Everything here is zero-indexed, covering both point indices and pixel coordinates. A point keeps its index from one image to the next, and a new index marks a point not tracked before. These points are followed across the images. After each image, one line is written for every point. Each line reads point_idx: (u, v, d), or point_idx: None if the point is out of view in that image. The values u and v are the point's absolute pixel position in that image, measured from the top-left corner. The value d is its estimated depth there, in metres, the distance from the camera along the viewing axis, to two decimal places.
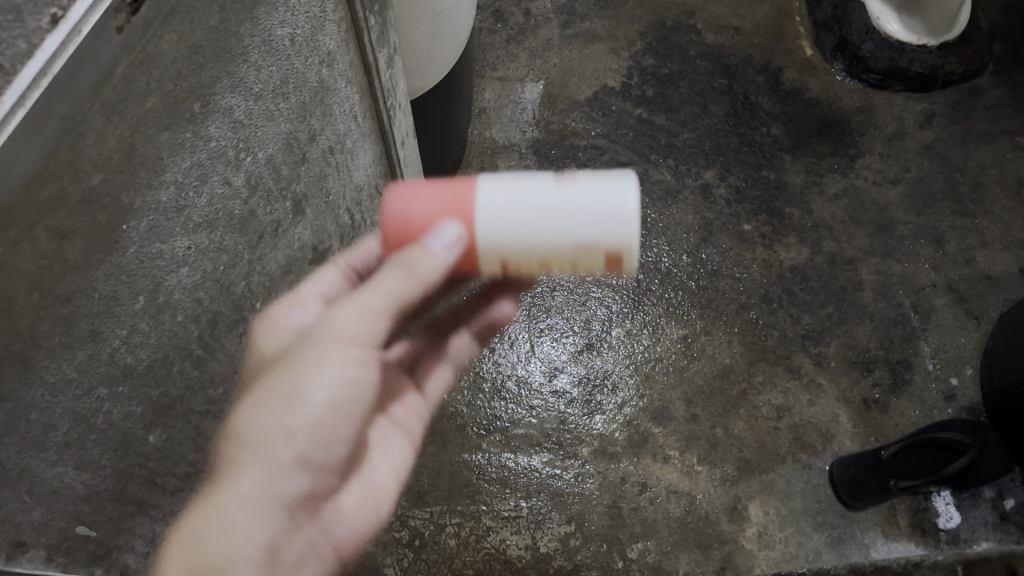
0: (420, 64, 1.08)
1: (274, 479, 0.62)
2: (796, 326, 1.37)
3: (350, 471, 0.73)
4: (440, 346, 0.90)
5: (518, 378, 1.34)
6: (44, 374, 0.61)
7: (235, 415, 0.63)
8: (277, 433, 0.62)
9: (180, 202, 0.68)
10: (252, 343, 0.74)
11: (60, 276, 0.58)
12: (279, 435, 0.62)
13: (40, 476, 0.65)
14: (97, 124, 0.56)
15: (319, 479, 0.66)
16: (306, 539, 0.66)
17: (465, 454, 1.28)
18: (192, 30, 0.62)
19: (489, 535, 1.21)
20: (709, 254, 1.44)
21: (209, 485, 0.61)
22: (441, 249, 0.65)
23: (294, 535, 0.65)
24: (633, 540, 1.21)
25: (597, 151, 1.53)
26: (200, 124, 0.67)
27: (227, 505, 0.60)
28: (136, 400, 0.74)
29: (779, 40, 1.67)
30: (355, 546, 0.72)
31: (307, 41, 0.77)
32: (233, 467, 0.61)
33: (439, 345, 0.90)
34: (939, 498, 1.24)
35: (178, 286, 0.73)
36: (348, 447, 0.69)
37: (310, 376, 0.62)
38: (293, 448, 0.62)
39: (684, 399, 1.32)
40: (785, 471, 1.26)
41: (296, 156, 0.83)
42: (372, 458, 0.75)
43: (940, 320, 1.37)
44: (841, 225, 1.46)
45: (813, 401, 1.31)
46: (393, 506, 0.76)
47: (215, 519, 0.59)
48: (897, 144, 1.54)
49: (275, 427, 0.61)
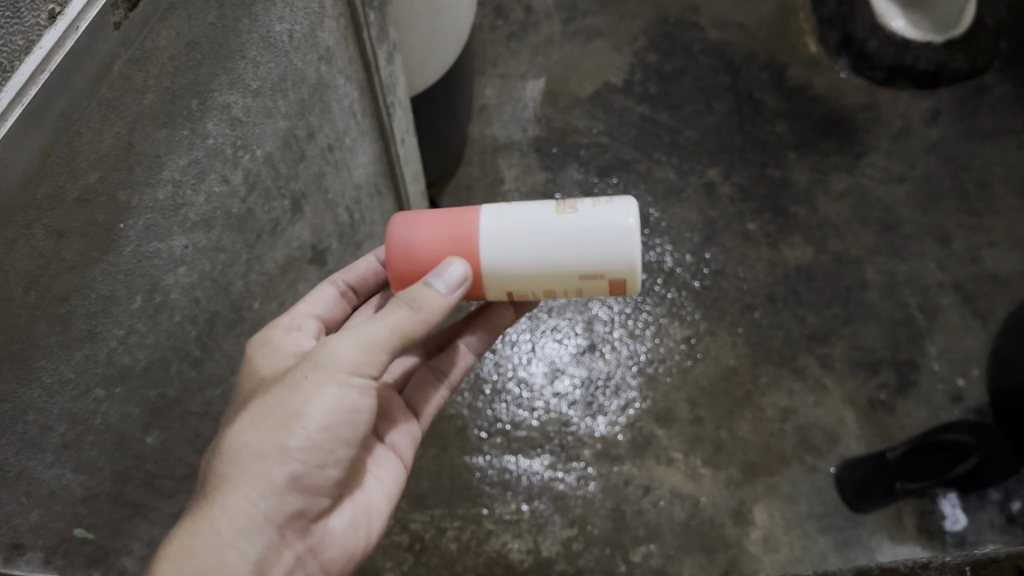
0: (421, 60, 1.07)
1: (265, 497, 0.61)
2: (801, 326, 1.36)
3: (342, 491, 0.70)
4: (442, 360, 0.86)
5: (520, 380, 1.33)
6: (41, 374, 0.60)
7: (233, 432, 0.63)
8: (270, 454, 0.61)
9: (177, 201, 0.67)
10: (248, 363, 0.71)
11: (57, 276, 0.57)
12: (271, 453, 0.61)
13: (37, 478, 0.64)
14: (94, 122, 0.55)
15: (311, 499, 0.64)
16: (293, 558, 0.64)
17: (467, 457, 1.26)
18: (190, 26, 0.61)
19: (490, 538, 1.20)
20: (713, 253, 1.43)
21: (204, 501, 0.62)
22: (445, 287, 0.65)
23: (281, 551, 0.63)
24: (637, 543, 1.19)
25: (599, 149, 1.51)
26: (197, 122, 0.66)
27: (221, 521, 0.60)
28: (134, 402, 0.73)
29: (784, 37, 1.65)
30: (345, 565, 0.69)
31: (305, 37, 0.76)
32: (226, 483, 0.61)
33: (440, 360, 0.86)
34: (946, 501, 1.22)
35: (175, 286, 0.72)
36: (340, 471, 0.65)
37: (306, 399, 0.61)
38: (285, 469, 0.61)
39: (688, 400, 1.30)
40: (791, 473, 1.25)
41: (294, 153, 0.82)
42: (366, 478, 0.73)
43: (947, 320, 1.36)
44: (846, 224, 1.45)
45: (819, 402, 1.30)
46: (384, 525, 0.73)
47: (209, 533, 0.60)
48: (903, 142, 1.52)
49: (269, 446, 0.61)
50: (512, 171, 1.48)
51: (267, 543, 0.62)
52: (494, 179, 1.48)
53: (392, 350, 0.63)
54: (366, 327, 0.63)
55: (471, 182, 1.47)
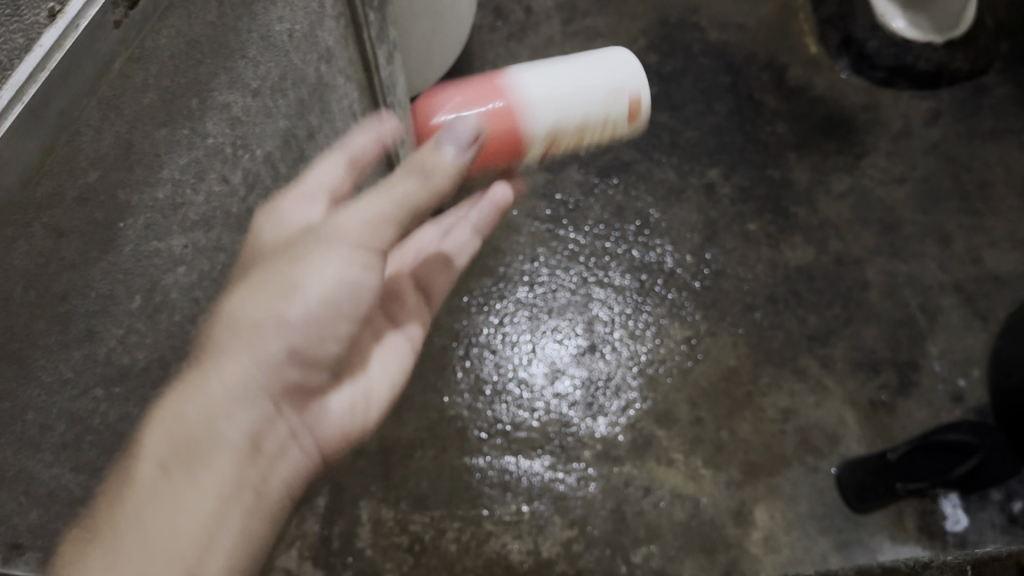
0: (421, 59, 1.06)
1: (259, 365, 0.58)
2: (801, 327, 1.36)
3: (341, 370, 0.67)
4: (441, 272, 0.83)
5: (520, 381, 1.32)
6: (40, 374, 0.60)
7: (231, 302, 0.60)
8: (268, 320, 0.59)
9: (177, 200, 0.67)
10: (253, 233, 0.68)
11: (57, 275, 0.57)
12: (269, 321, 0.59)
13: (36, 478, 0.64)
14: (94, 120, 0.55)
15: (309, 372, 0.62)
16: (289, 431, 0.61)
17: (466, 458, 1.26)
18: (190, 25, 0.61)
19: (490, 539, 1.20)
20: (713, 254, 1.42)
21: (196, 363, 0.59)
22: (457, 147, 0.64)
23: (275, 422, 0.60)
24: (637, 544, 1.19)
25: (599, 149, 1.51)
26: (197, 121, 0.65)
27: (214, 387, 0.57)
28: (132, 402, 0.73)
29: (784, 37, 1.65)
30: (339, 449, 0.66)
31: (305, 36, 0.75)
32: (221, 350, 0.58)
33: (442, 268, 0.83)
34: (946, 501, 1.22)
35: (175, 285, 0.71)
36: (339, 345, 0.63)
37: (308, 266, 0.60)
38: (284, 340, 0.59)
39: (688, 401, 1.30)
40: (792, 474, 1.24)
41: (294, 153, 0.82)
42: (364, 361, 0.70)
43: (948, 321, 1.36)
44: (846, 225, 1.44)
45: (820, 403, 1.29)
46: (381, 418, 0.70)
47: (200, 394, 0.56)
48: (903, 142, 1.52)
49: (268, 313, 0.59)
50: None
51: (263, 413, 0.59)
52: None
53: (400, 221, 0.62)
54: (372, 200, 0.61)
55: None
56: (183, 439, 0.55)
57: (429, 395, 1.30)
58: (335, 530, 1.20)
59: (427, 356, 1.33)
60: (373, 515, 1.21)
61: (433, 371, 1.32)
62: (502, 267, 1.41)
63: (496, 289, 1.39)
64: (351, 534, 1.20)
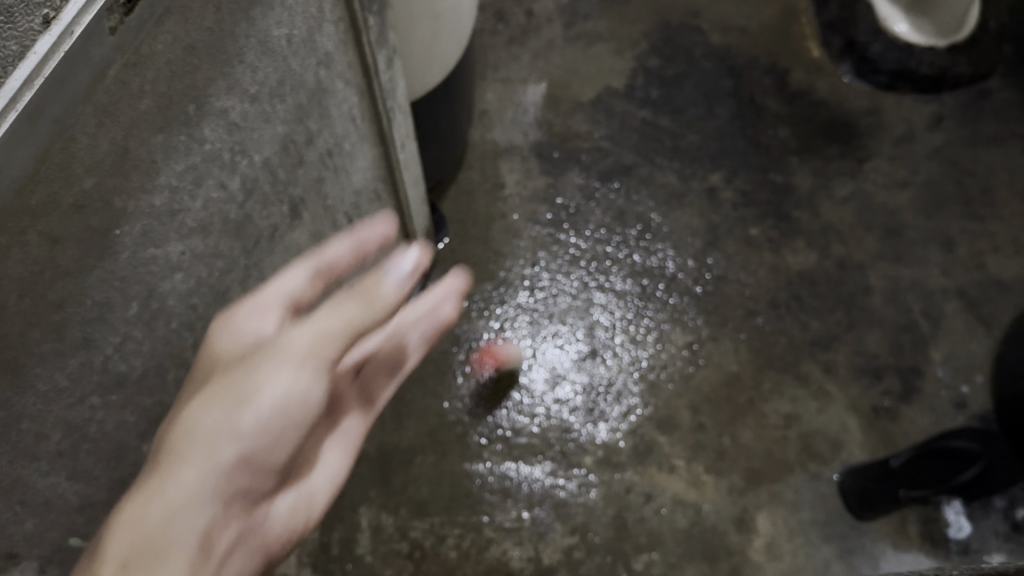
0: (421, 64, 1.06)
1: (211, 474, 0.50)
2: (804, 332, 1.35)
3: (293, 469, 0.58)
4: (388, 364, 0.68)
5: (520, 386, 1.31)
6: (35, 383, 0.59)
7: (186, 409, 0.53)
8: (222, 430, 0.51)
9: (174, 207, 0.66)
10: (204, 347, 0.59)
11: (52, 282, 0.56)
12: (223, 429, 0.51)
13: (31, 487, 0.64)
14: (89, 127, 0.54)
15: (263, 478, 0.54)
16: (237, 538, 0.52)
17: (467, 464, 1.25)
18: (187, 31, 0.60)
19: (491, 546, 1.19)
20: (715, 258, 1.42)
21: (140, 476, 0.50)
22: (397, 281, 0.60)
23: (224, 529, 0.51)
24: (638, 552, 1.19)
25: (600, 154, 1.51)
26: (195, 127, 0.65)
27: (158, 496, 0.49)
28: (129, 410, 0.72)
29: (786, 41, 1.64)
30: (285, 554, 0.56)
31: (304, 41, 0.75)
32: (172, 458, 0.51)
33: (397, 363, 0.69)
34: (950, 508, 1.21)
35: (172, 292, 0.71)
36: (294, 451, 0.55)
37: (263, 377, 0.52)
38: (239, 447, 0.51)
39: (690, 407, 1.29)
40: (794, 481, 1.24)
41: (293, 158, 0.81)
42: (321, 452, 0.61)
43: (951, 326, 1.35)
44: (849, 229, 1.44)
45: (822, 409, 1.29)
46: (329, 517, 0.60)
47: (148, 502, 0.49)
48: (906, 146, 1.51)
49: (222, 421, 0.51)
50: (513, 176, 1.48)
51: (212, 521, 0.50)
52: (495, 184, 1.47)
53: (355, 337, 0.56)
54: (331, 312, 0.56)
55: (472, 187, 1.47)
56: (137, 546, 0.47)
57: (430, 400, 1.30)
58: (335, 536, 1.20)
59: (428, 361, 1.33)
60: (373, 521, 1.21)
61: (433, 376, 1.32)
62: (503, 272, 1.40)
63: (496, 294, 1.38)
64: (351, 541, 1.20)
